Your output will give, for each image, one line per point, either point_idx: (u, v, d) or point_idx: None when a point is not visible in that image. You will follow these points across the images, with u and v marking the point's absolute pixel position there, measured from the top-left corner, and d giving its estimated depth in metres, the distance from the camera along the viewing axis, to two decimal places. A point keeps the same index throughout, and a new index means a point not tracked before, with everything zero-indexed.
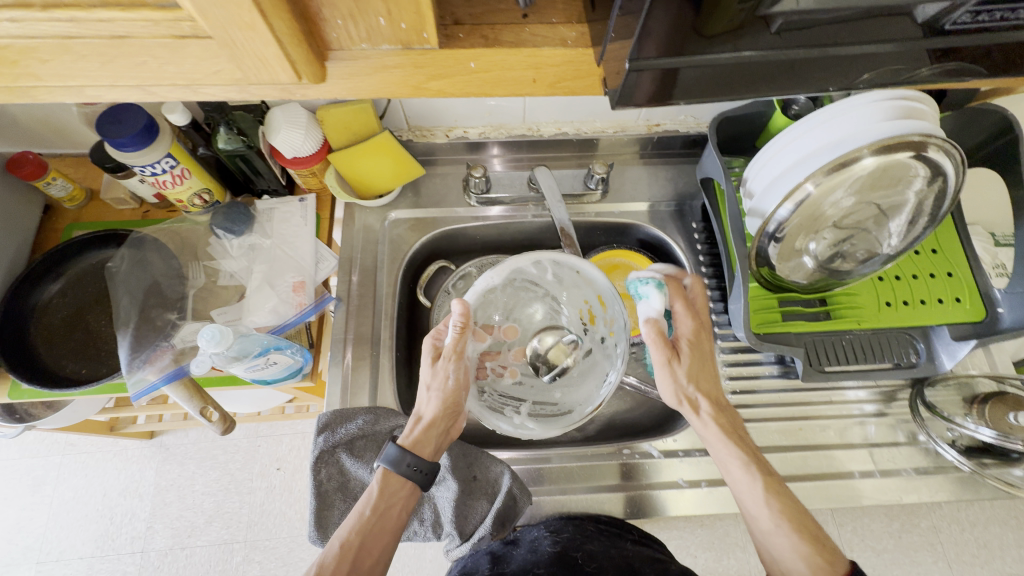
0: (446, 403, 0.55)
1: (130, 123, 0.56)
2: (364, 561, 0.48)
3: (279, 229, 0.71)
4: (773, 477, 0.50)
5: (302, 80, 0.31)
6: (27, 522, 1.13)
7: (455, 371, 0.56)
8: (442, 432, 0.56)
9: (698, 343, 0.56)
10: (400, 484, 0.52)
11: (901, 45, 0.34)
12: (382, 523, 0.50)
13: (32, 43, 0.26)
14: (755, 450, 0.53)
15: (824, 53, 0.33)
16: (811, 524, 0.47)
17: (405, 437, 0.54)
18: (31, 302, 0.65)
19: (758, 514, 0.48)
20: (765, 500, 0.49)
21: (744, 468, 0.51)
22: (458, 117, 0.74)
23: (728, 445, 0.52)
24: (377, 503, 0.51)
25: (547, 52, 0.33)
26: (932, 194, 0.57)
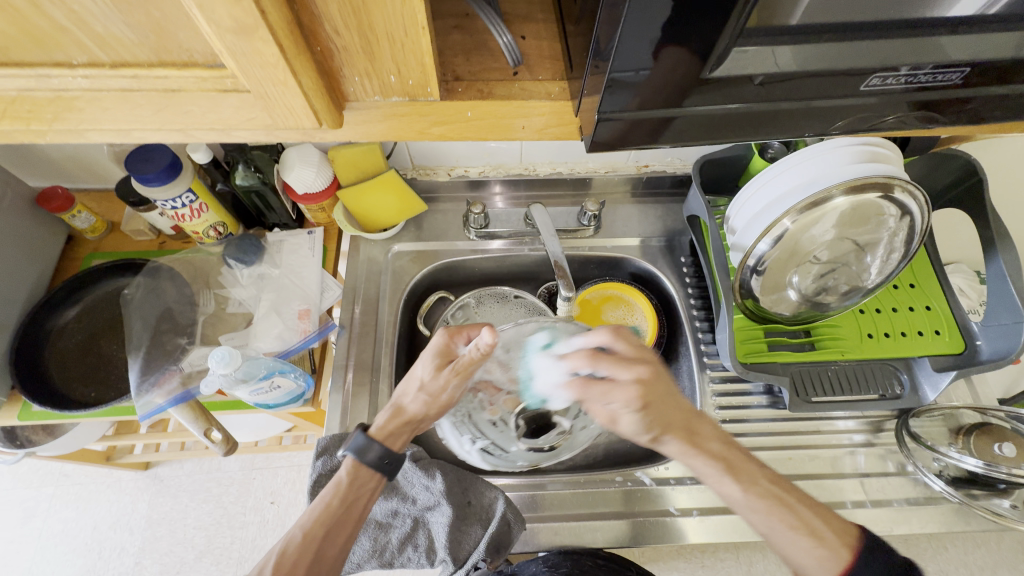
0: (428, 412, 0.57)
1: (156, 162, 0.61)
2: (329, 550, 0.50)
3: (287, 259, 0.75)
4: (755, 478, 0.51)
5: (322, 125, 0.35)
6: (13, 556, 1.11)
7: (454, 386, 0.57)
8: (413, 430, 0.58)
9: (648, 397, 0.51)
10: (369, 477, 0.54)
11: (850, 100, 0.38)
12: (349, 512, 0.52)
13: (97, 94, 0.31)
14: (726, 454, 0.52)
15: (781, 106, 0.38)
16: (805, 515, 0.49)
17: (378, 429, 0.55)
18: (48, 326, 0.67)
19: (754, 522, 0.49)
20: (751, 504, 0.50)
21: (723, 480, 0.51)
22: (459, 157, 0.80)
23: (702, 463, 0.52)
24: (345, 494, 0.52)
25: (535, 103, 0.38)
26: (903, 231, 0.61)
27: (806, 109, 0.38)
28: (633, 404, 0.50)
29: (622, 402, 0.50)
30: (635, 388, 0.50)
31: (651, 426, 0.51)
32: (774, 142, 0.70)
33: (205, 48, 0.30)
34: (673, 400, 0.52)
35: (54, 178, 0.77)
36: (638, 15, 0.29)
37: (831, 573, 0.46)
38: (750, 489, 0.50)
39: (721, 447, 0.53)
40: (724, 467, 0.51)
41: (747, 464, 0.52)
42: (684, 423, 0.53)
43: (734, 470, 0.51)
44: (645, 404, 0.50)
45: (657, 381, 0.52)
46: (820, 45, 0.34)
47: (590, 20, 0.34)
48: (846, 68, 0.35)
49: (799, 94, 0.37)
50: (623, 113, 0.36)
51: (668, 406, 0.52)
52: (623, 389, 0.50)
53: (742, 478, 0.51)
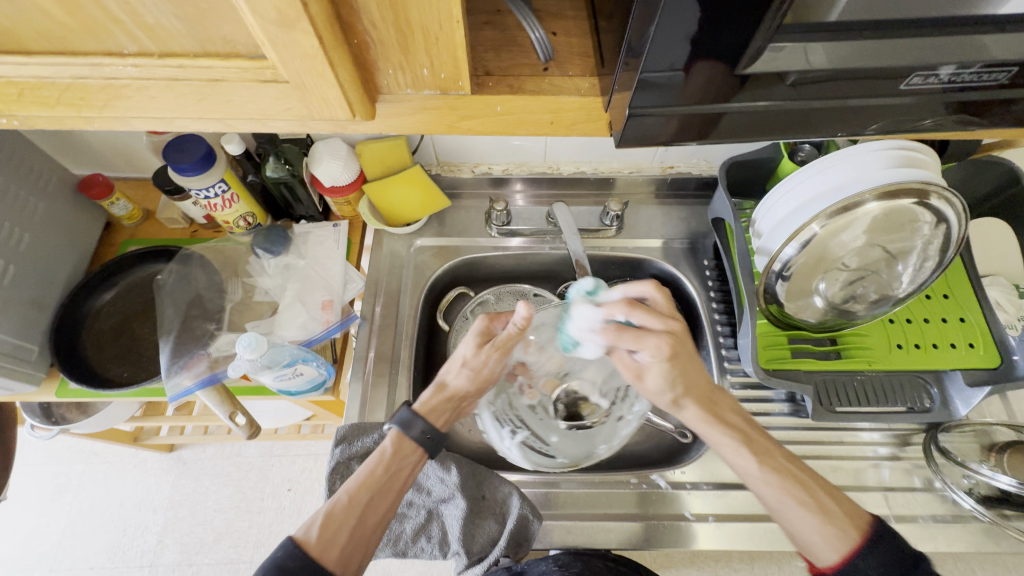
0: (472, 387, 0.59)
1: (192, 152, 0.63)
2: (371, 516, 0.50)
3: (313, 251, 0.77)
4: (770, 454, 0.52)
5: (355, 118, 0.36)
6: (44, 528, 1.16)
7: (495, 361, 0.59)
8: (455, 407, 0.59)
9: (677, 351, 0.52)
10: (411, 449, 0.55)
11: (887, 100, 0.37)
12: (389, 483, 0.52)
13: (145, 83, 0.32)
14: (744, 429, 0.54)
15: (815, 105, 0.37)
16: (818, 495, 0.48)
17: (422, 404, 0.57)
18: (85, 308, 0.70)
19: (767, 496, 0.50)
20: (765, 478, 0.50)
21: (741, 452, 0.52)
22: (483, 155, 0.80)
23: (721, 432, 0.53)
24: (388, 463, 0.53)
25: (565, 99, 0.38)
26: (938, 238, 0.59)
27: (841, 109, 0.37)
28: (662, 355, 0.51)
29: (651, 352, 0.51)
30: (666, 339, 0.52)
31: (675, 384, 0.53)
32: (805, 145, 0.68)
33: (248, 40, 0.31)
34: (698, 365, 0.55)
35: (96, 166, 0.81)
36: (673, 10, 0.29)
37: (836, 552, 0.45)
38: (766, 462, 0.51)
39: (741, 421, 0.54)
40: (742, 440, 0.52)
41: (765, 442, 0.53)
42: (706, 391, 0.55)
43: (753, 444, 0.52)
44: (672, 356, 0.52)
45: (681, 341, 0.53)
46: (859, 42, 0.33)
47: (622, 17, 0.34)
48: (884, 69, 0.34)
49: (836, 94, 0.36)
50: (651, 110, 0.36)
51: (692, 368, 0.54)
52: (656, 338, 0.51)
53: (758, 452, 0.52)
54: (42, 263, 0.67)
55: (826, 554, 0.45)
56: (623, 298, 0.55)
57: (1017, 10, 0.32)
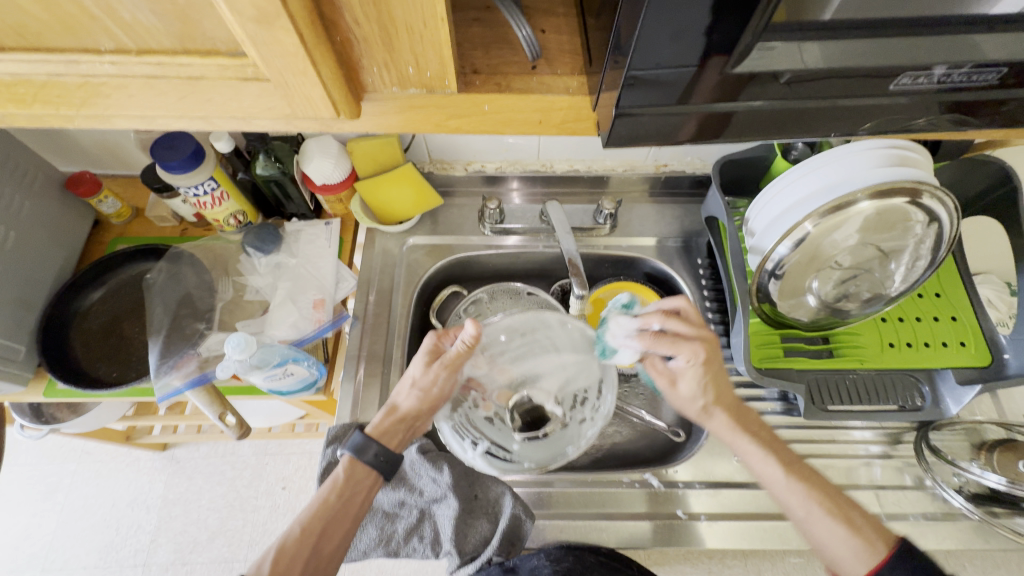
0: (424, 405, 0.59)
1: (181, 149, 0.62)
2: (327, 544, 0.51)
3: (304, 249, 0.76)
4: (797, 464, 0.52)
5: (340, 116, 0.36)
6: (36, 528, 1.15)
7: (445, 379, 0.59)
8: (410, 427, 0.59)
9: (710, 362, 0.54)
10: (365, 473, 0.54)
11: (878, 100, 0.37)
12: (345, 509, 0.52)
13: (124, 80, 0.32)
14: (772, 441, 0.54)
15: (805, 105, 0.37)
16: (846, 508, 0.49)
17: (376, 426, 0.57)
18: (73, 307, 0.70)
19: (793, 506, 0.50)
20: (792, 489, 0.51)
21: (768, 462, 0.52)
22: (476, 152, 0.80)
23: (747, 442, 0.54)
24: (342, 489, 0.53)
25: (553, 97, 0.38)
26: (930, 237, 0.59)
27: (832, 108, 0.37)
28: (696, 360, 0.54)
29: (686, 358, 0.54)
30: (700, 345, 0.54)
31: (707, 392, 0.55)
32: (799, 143, 0.68)
33: (228, 37, 0.30)
34: (727, 375, 0.56)
35: (83, 163, 0.80)
36: (661, 8, 0.28)
37: (865, 564, 0.45)
38: (792, 473, 0.51)
39: (766, 432, 0.55)
40: (767, 448, 0.53)
41: (790, 452, 0.53)
42: (733, 403, 0.56)
43: (779, 454, 0.53)
44: (706, 363, 0.55)
45: (714, 349, 0.55)
46: (850, 41, 0.32)
47: (611, 15, 0.33)
48: (875, 68, 0.34)
49: (826, 93, 0.36)
50: (641, 109, 0.36)
51: (722, 380, 0.56)
52: (691, 344, 0.54)
53: (787, 463, 0.52)
54: (28, 263, 0.66)
55: (853, 566, 0.46)
56: (657, 309, 0.57)
57: (1007, 10, 0.32)
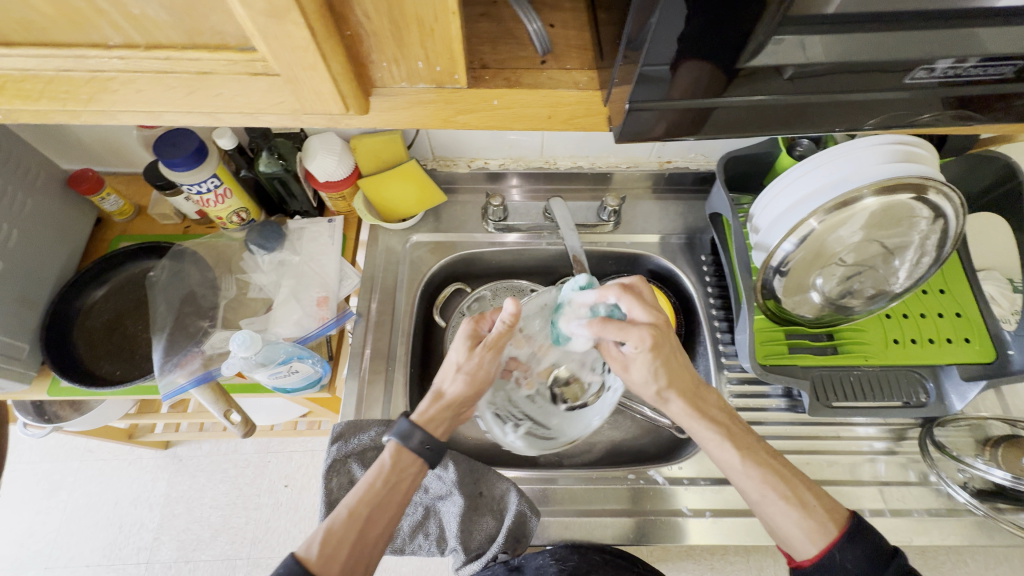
0: (469, 390, 0.57)
1: (184, 146, 0.62)
2: (373, 529, 0.51)
3: (307, 247, 0.76)
4: (755, 449, 0.51)
5: (348, 111, 0.35)
6: (39, 526, 1.15)
7: (489, 361, 0.57)
8: (454, 413, 0.58)
9: (659, 346, 0.51)
10: (411, 460, 0.54)
11: (888, 95, 0.37)
12: (391, 495, 0.52)
13: (131, 75, 0.31)
14: (727, 424, 0.53)
15: (815, 100, 0.36)
16: (800, 488, 0.49)
17: (421, 414, 0.56)
18: (77, 305, 0.70)
19: (747, 488, 0.50)
20: (747, 472, 0.50)
21: (724, 447, 0.51)
22: (479, 149, 0.79)
23: (703, 428, 0.52)
24: (387, 476, 0.53)
25: (562, 92, 0.37)
26: (935, 233, 0.59)
27: (842, 103, 0.37)
28: (645, 346, 0.51)
29: (635, 342, 0.51)
30: (650, 330, 0.51)
31: (660, 376, 0.52)
32: (803, 140, 0.68)
33: (237, 31, 0.30)
34: (684, 359, 0.54)
35: (85, 160, 0.79)
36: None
37: (818, 546, 0.46)
38: (749, 458, 0.50)
39: (723, 414, 0.53)
40: (725, 434, 0.52)
41: (747, 435, 0.52)
42: (691, 386, 0.54)
43: (734, 439, 0.52)
44: (655, 347, 0.51)
45: (665, 334, 0.52)
46: (862, 35, 0.32)
47: (621, 9, 0.33)
48: (886, 62, 0.34)
49: (836, 88, 0.36)
50: (650, 104, 0.35)
51: (676, 362, 0.53)
52: (640, 329, 0.51)
53: (741, 446, 0.51)
54: (31, 260, 0.66)
55: (804, 546, 0.47)
56: (615, 283, 0.54)
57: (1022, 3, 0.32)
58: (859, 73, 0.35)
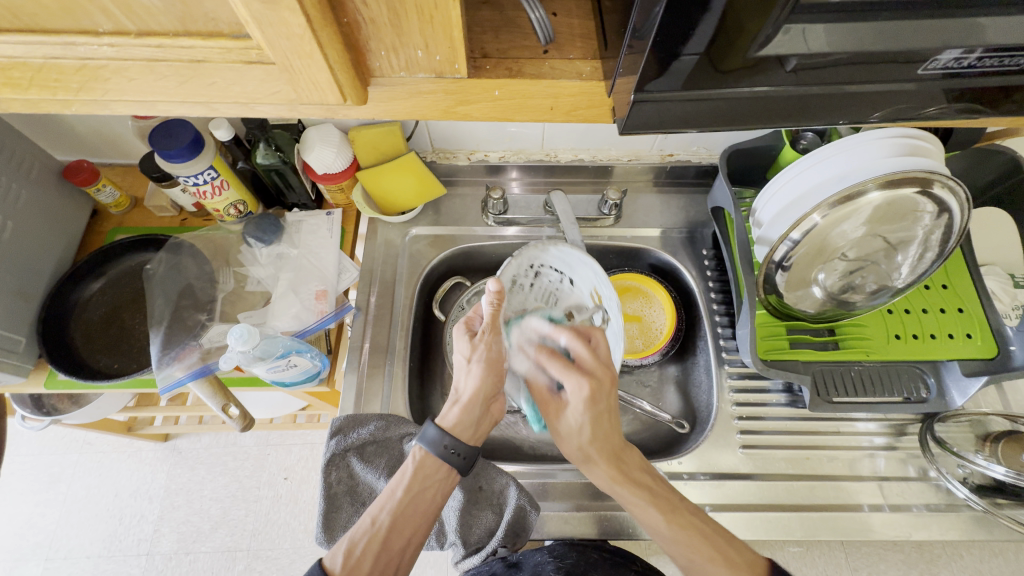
0: (488, 382, 0.57)
1: (179, 137, 0.61)
2: (396, 539, 0.51)
3: (306, 240, 0.75)
4: (678, 510, 0.52)
5: (346, 101, 0.35)
6: (39, 518, 1.15)
7: (493, 343, 0.57)
8: (481, 409, 0.58)
9: (592, 401, 0.53)
10: (435, 468, 0.54)
11: (899, 85, 0.36)
12: (414, 504, 0.52)
13: (124, 63, 0.31)
14: (652, 485, 0.54)
15: (823, 90, 0.36)
16: (724, 546, 0.50)
17: (445, 418, 0.57)
18: (73, 298, 0.69)
19: (675, 553, 0.51)
20: (674, 536, 0.51)
21: (648, 509, 0.52)
22: (479, 141, 0.78)
23: (628, 492, 0.53)
24: (411, 484, 0.53)
25: (565, 83, 0.37)
26: (940, 228, 0.58)
27: (849, 95, 0.36)
28: (581, 394, 0.53)
29: (574, 388, 0.53)
30: (588, 381, 0.53)
31: (586, 432, 0.54)
32: (808, 133, 0.67)
33: (232, 18, 0.29)
34: (614, 421, 0.55)
35: (80, 151, 0.78)
36: None
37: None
38: (673, 520, 0.51)
39: (648, 476, 0.55)
40: (650, 497, 0.53)
41: (671, 495, 0.54)
42: (615, 449, 0.55)
43: (660, 500, 0.53)
44: (591, 399, 0.53)
45: (604, 388, 0.54)
46: (873, 24, 0.31)
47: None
48: (897, 53, 0.33)
49: (844, 79, 0.35)
50: (655, 94, 0.35)
51: (606, 422, 0.54)
52: (577, 376, 0.53)
53: (668, 509, 0.52)
54: (26, 252, 0.65)
55: None
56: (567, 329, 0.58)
57: None
58: (869, 64, 0.34)
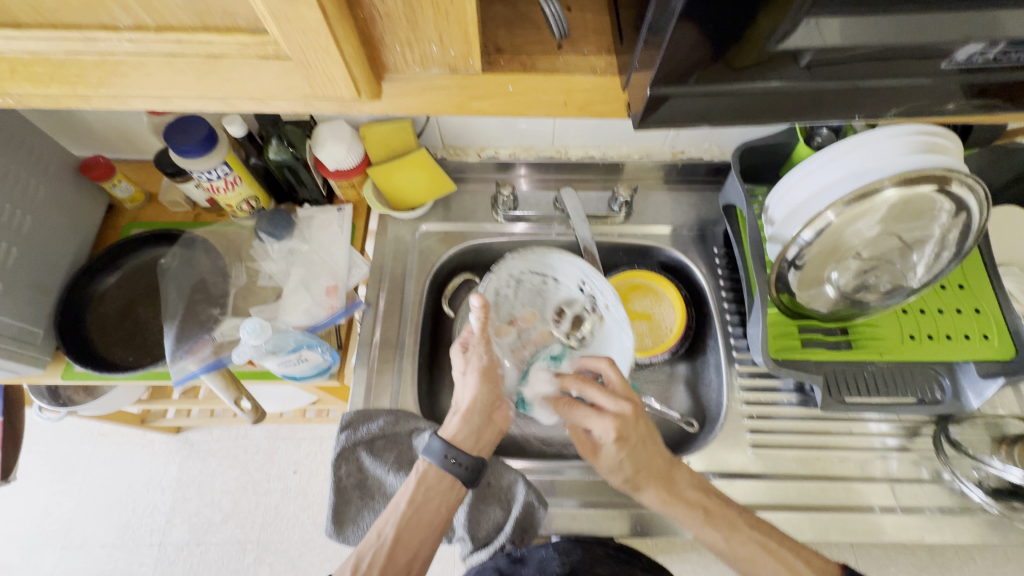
0: (484, 391, 0.59)
1: (194, 133, 0.62)
2: (401, 553, 0.52)
3: (317, 236, 0.76)
4: (736, 525, 0.52)
5: (360, 96, 0.35)
6: (55, 507, 1.18)
7: (485, 354, 0.61)
8: (482, 419, 0.59)
9: (624, 438, 0.54)
10: (436, 480, 0.55)
11: (919, 78, 0.35)
12: (417, 517, 0.53)
13: (142, 58, 0.31)
14: (705, 501, 0.54)
15: (842, 84, 0.35)
16: (795, 558, 0.50)
17: (447, 429, 0.58)
18: (89, 292, 0.70)
19: (743, 569, 0.51)
20: (735, 553, 0.51)
21: (705, 528, 0.53)
22: (489, 138, 0.78)
23: (680, 511, 0.53)
24: (412, 497, 0.54)
25: (579, 78, 0.36)
26: (957, 227, 0.58)
27: (867, 90, 0.36)
28: (610, 436, 0.53)
29: (602, 430, 0.54)
30: (615, 420, 0.54)
31: (626, 468, 0.54)
32: (822, 129, 0.66)
33: (249, 13, 0.29)
34: (655, 445, 0.55)
35: (95, 147, 0.79)
36: None
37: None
38: (733, 535, 0.52)
39: (700, 492, 0.55)
40: (704, 514, 0.53)
41: (727, 508, 0.54)
42: (662, 470, 0.55)
43: (715, 516, 0.53)
44: (620, 437, 0.53)
45: (633, 422, 0.54)
46: (894, 17, 0.31)
47: None
48: (917, 46, 0.32)
49: (863, 72, 0.34)
50: (671, 87, 0.34)
51: (647, 450, 0.54)
52: (602, 418, 0.54)
53: (721, 524, 0.52)
54: (44, 246, 0.66)
55: None
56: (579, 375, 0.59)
57: None
58: (891, 57, 0.33)
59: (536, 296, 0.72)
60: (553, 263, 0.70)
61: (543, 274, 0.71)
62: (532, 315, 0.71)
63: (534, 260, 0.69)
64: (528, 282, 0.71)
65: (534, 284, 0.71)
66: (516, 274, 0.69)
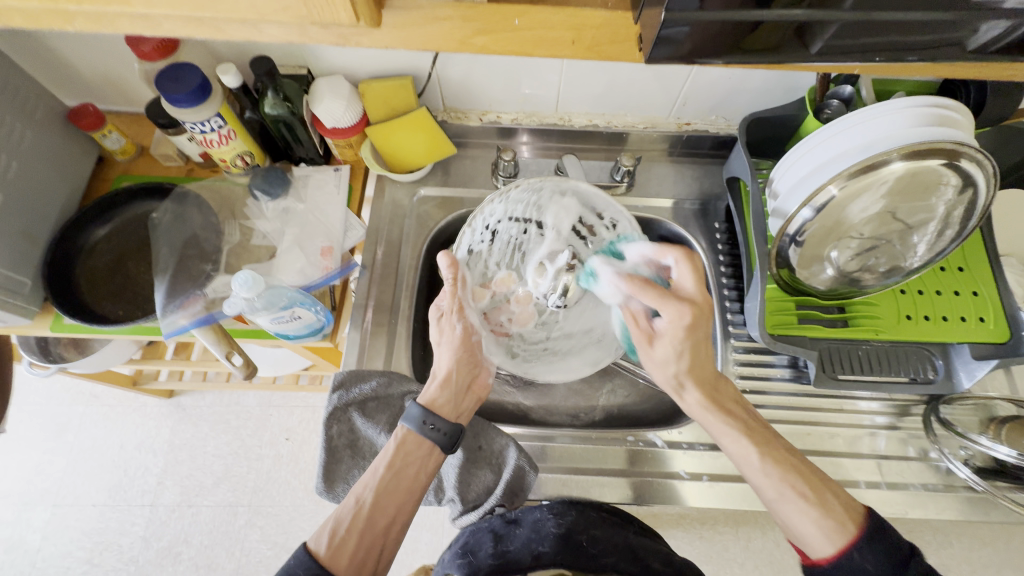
0: (461, 358, 0.60)
1: (186, 81, 0.60)
2: (380, 518, 0.51)
3: (313, 195, 0.74)
4: (773, 445, 0.53)
5: (359, 21, 0.34)
6: (46, 466, 1.18)
7: (458, 320, 0.62)
8: (460, 389, 0.60)
9: (693, 330, 0.53)
10: (417, 445, 0.55)
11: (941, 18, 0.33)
12: (396, 482, 0.52)
13: None
14: (748, 421, 0.55)
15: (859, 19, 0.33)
16: (822, 493, 0.48)
17: (427, 397, 0.58)
18: (79, 244, 0.69)
19: (766, 487, 0.51)
20: (766, 471, 0.51)
21: (741, 440, 0.53)
22: (492, 101, 0.76)
23: (719, 420, 0.55)
24: (392, 460, 0.53)
25: (588, 12, 0.36)
26: (962, 204, 0.57)
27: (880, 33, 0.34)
28: (680, 320, 0.53)
29: (672, 315, 0.53)
30: (691, 307, 0.53)
31: (681, 358, 0.55)
32: (833, 101, 0.64)
33: None
34: (710, 351, 0.56)
35: (86, 96, 0.77)
36: None
37: (835, 545, 0.45)
38: (767, 456, 0.51)
39: (745, 415, 0.55)
40: (744, 430, 0.54)
41: (771, 435, 0.54)
42: (709, 378, 0.57)
43: (752, 434, 0.53)
44: (689, 328, 0.53)
45: (704, 315, 0.53)
46: None
47: None
48: None
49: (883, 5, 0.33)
50: (692, 16, 0.32)
51: (703, 353, 0.56)
52: (679, 304, 0.53)
53: (758, 441, 0.53)
54: (33, 193, 0.65)
55: (822, 546, 0.46)
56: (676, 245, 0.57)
57: None
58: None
59: (513, 249, 0.71)
60: (538, 204, 0.70)
61: (519, 225, 0.70)
62: (508, 277, 0.70)
63: (521, 200, 0.69)
64: (503, 237, 0.70)
65: (510, 238, 0.70)
66: (490, 224, 0.68)
